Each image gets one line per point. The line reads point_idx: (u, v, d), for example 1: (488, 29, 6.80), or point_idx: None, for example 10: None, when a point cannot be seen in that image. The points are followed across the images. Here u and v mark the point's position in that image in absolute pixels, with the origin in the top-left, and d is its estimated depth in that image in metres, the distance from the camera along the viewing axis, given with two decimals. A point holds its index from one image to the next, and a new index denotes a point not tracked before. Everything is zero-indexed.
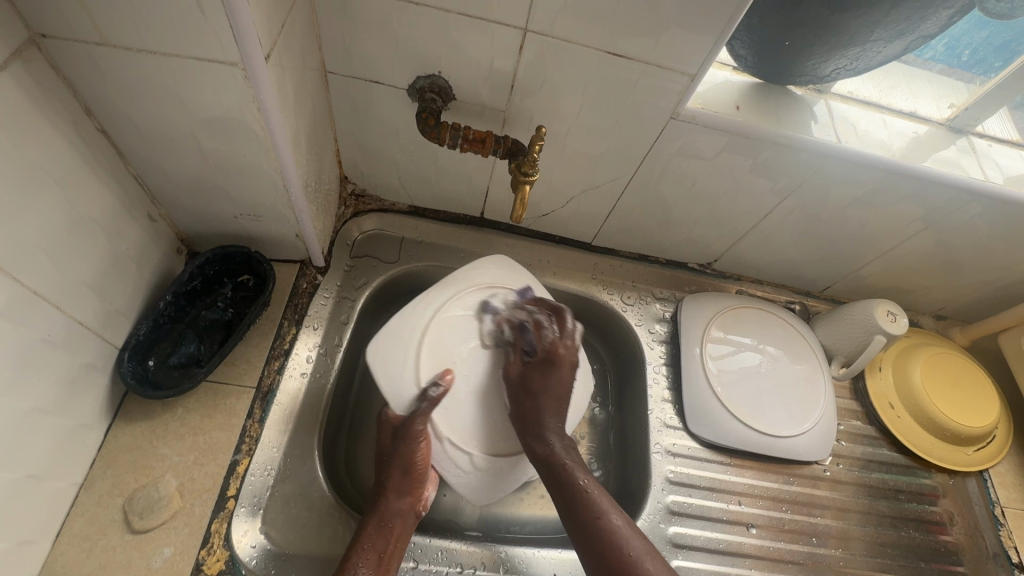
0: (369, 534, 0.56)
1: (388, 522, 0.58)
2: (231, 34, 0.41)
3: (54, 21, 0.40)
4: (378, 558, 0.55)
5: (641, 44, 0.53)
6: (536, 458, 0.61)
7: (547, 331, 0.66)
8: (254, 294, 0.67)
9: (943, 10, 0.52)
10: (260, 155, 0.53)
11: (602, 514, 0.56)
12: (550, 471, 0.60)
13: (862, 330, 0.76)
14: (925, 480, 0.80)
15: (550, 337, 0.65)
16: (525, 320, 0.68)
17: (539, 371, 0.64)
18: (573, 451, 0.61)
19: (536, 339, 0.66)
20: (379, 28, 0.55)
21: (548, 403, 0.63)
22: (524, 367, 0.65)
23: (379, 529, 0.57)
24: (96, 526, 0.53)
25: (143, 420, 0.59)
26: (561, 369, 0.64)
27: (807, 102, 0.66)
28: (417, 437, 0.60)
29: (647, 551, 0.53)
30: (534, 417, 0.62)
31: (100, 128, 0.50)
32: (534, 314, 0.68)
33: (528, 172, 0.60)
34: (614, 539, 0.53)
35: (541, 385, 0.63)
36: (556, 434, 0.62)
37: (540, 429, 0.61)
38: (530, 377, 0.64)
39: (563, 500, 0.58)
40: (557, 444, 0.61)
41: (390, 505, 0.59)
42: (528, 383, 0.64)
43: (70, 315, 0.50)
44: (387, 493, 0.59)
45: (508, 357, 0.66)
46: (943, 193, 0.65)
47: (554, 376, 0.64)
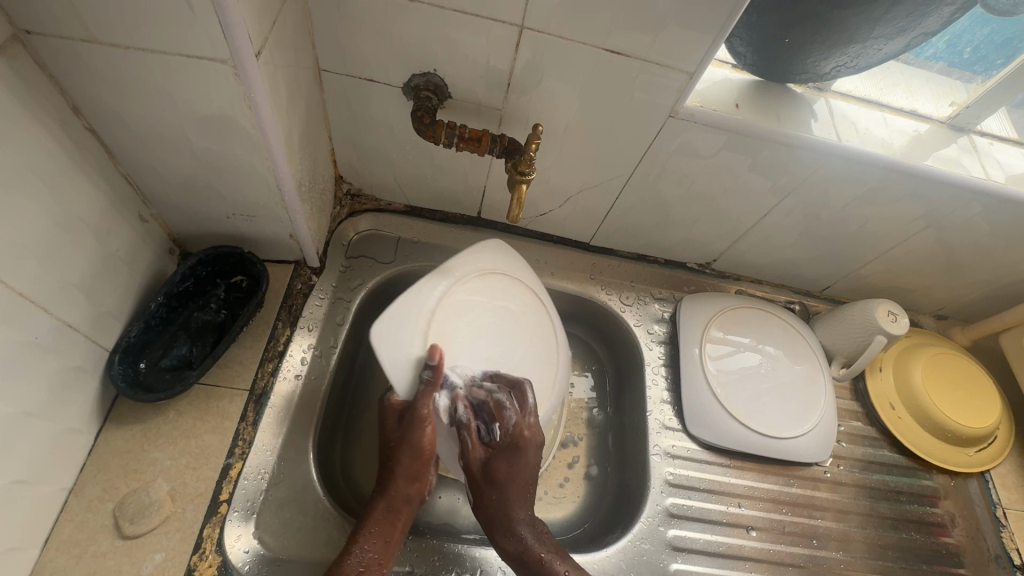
0: (377, 519, 0.57)
1: (396, 508, 0.58)
2: (220, 31, 0.40)
3: (38, 17, 0.39)
4: (386, 544, 0.56)
5: (639, 41, 0.52)
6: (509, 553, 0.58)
7: (510, 412, 0.59)
8: (248, 295, 0.66)
9: (946, 6, 0.51)
10: (251, 155, 0.52)
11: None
12: (526, 565, 0.57)
13: (862, 330, 0.75)
14: (925, 481, 0.79)
15: (513, 420, 0.59)
16: (482, 401, 0.59)
17: (504, 458, 0.60)
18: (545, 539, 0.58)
19: (498, 422, 0.59)
20: (373, 25, 0.54)
21: (515, 495, 0.59)
22: (488, 452, 0.60)
23: (388, 514, 0.57)
24: (86, 531, 0.52)
25: (134, 423, 0.58)
26: (527, 455, 0.60)
27: (807, 100, 0.65)
28: (423, 422, 0.58)
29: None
30: (505, 514, 0.59)
31: (89, 127, 0.49)
32: (493, 394, 0.60)
33: (525, 171, 0.59)
34: None
35: (507, 474, 0.59)
36: (526, 525, 0.59)
37: (508, 524, 0.58)
38: (494, 469, 0.59)
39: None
40: (531, 540, 0.58)
41: (399, 489, 0.58)
42: (495, 476, 0.59)
43: (58, 317, 0.49)
44: (396, 479, 0.59)
45: (465, 443, 0.59)
46: (944, 192, 0.64)
47: (525, 460, 0.60)
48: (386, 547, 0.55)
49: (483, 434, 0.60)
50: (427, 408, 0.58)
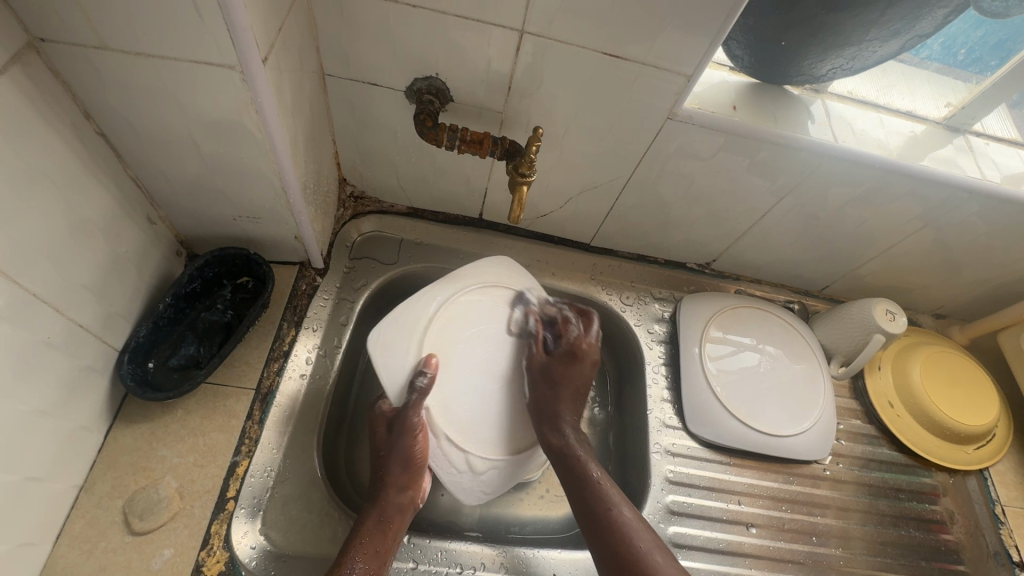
0: (368, 529, 0.56)
1: (388, 518, 0.58)
2: (229, 37, 0.41)
3: (53, 26, 0.41)
4: (377, 554, 0.55)
5: (637, 44, 0.53)
6: (549, 446, 0.63)
7: (574, 329, 0.69)
8: (253, 296, 0.67)
9: (939, 9, 0.52)
10: (258, 158, 0.53)
11: (612, 505, 0.57)
12: (565, 461, 0.62)
13: (861, 329, 0.76)
14: (925, 479, 0.80)
15: (576, 334, 0.68)
16: (551, 316, 0.70)
17: (565, 358, 0.67)
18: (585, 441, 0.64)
19: (563, 334, 0.68)
20: (376, 30, 0.55)
21: (569, 394, 0.66)
22: (546, 355, 0.67)
23: (379, 524, 0.57)
24: (97, 527, 0.53)
25: (142, 422, 0.59)
26: (583, 364, 0.68)
27: (803, 102, 0.66)
28: (413, 430, 0.60)
29: (654, 545, 0.54)
30: (553, 409, 0.65)
31: (100, 132, 0.50)
32: (564, 312, 0.70)
33: (526, 173, 0.60)
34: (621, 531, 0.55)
35: (574, 385, 0.67)
36: (571, 428, 0.64)
37: (555, 421, 0.64)
38: (555, 369, 0.66)
39: (576, 489, 0.60)
40: (572, 435, 0.63)
41: (390, 498, 0.59)
42: (552, 373, 0.66)
43: (69, 317, 0.50)
44: (388, 488, 0.60)
45: (531, 348, 0.68)
46: (940, 192, 0.65)
47: (585, 370, 0.68)
48: (377, 556, 0.55)
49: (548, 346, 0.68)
50: (417, 417, 0.60)
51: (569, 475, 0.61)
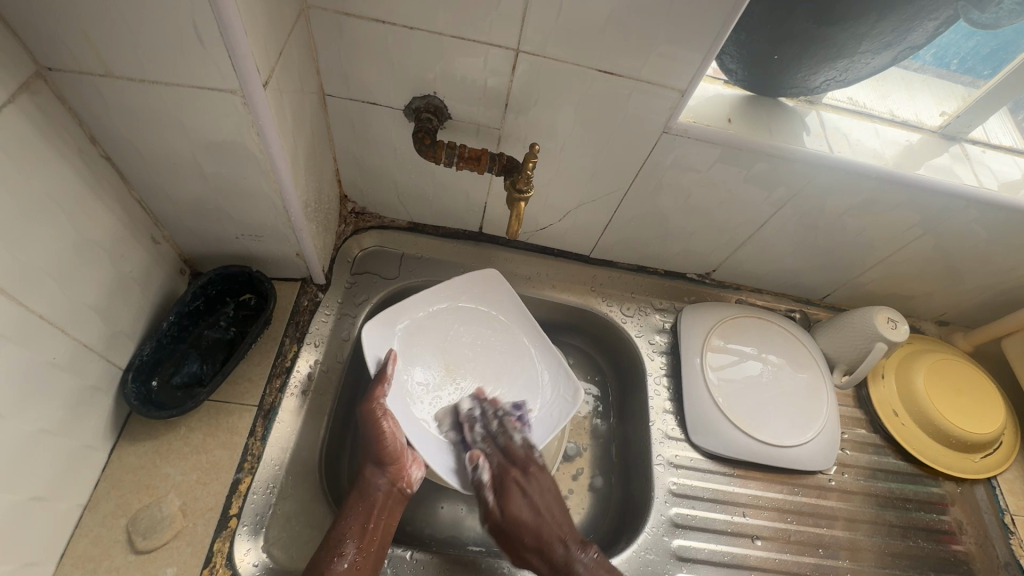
0: (353, 509, 0.58)
1: (370, 496, 0.60)
2: (231, 63, 0.42)
3: (61, 55, 0.42)
4: (361, 531, 0.57)
5: (631, 61, 0.54)
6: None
7: (512, 442, 0.67)
8: (256, 313, 0.68)
9: (929, 21, 0.53)
10: (259, 178, 0.54)
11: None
12: None
13: (863, 337, 0.76)
14: (933, 488, 0.79)
15: (513, 449, 0.66)
16: (494, 458, 0.66)
17: (527, 547, 0.60)
18: (601, 567, 0.59)
19: (499, 457, 0.66)
20: (375, 52, 0.57)
21: (555, 528, 0.61)
22: (497, 498, 0.62)
23: (361, 502, 0.59)
24: (100, 546, 0.54)
25: (146, 440, 0.59)
26: (537, 477, 0.64)
27: (799, 114, 0.66)
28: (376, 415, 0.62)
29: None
30: (535, 528, 0.60)
31: (106, 155, 0.51)
32: (504, 430, 0.68)
33: (523, 189, 0.61)
34: None
35: (541, 510, 0.62)
36: (580, 551, 0.60)
37: (550, 543, 0.60)
38: (507, 490, 0.63)
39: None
40: (588, 571, 0.58)
41: (371, 479, 0.60)
42: (515, 523, 0.61)
43: (74, 337, 0.50)
44: (367, 470, 0.61)
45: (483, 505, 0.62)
46: (939, 200, 0.65)
47: (545, 529, 0.60)
48: (363, 536, 0.57)
49: (495, 427, 0.68)
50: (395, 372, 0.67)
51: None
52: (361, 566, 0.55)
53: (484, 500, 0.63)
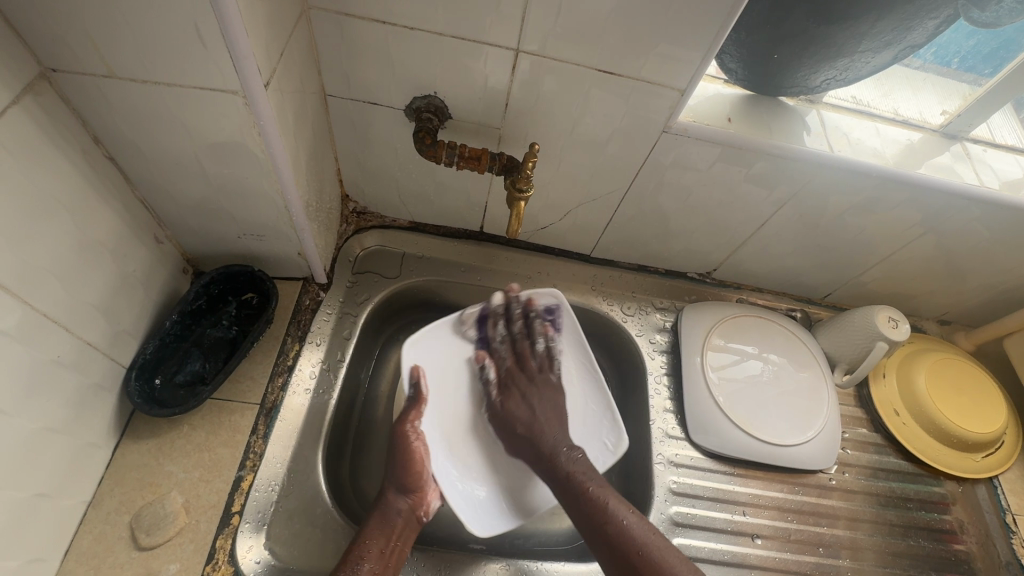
0: (372, 530, 0.58)
1: (390, 521, 0.59)
2: (232, 64, 0.43)
3: (65, 57, 0.42)
4: (381, 554, 0.56)
5: (631, 61, 0.54)
6: (545, 478, 0.65)
7: (532, 346, 0.72)
8: (258, 311, 0.68)
9: (929, 20, 0.53)
10: (261, 178, 0.55)
11: (609, 515, 0.60)
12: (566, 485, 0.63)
13: (864, 336, 0.76)
14: (934, 488, 0.79)
15: (526, 348, 0.72)
16: (517, 347, 0.72)
17: (517, 434, 0.68)
18: (580, 464, 0.65)
19: (517, 352, 0.72)
20: (376, 52, 0.57)
21: (547, 426, 0.67)
22: (502, 394, 0.70)
23: (381, 524, 0.59)
24: (104, 543, 0.54)
25: (149, 437, 0.60)
26: (545, 381, 0.71)
27: (799, 113, 0.66)
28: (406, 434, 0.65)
29: (640, 522, 0.60)
30: (533, 422, 0.67)
31: (109, 155, 0.52)
32: (517, 316, 0.73)
33: (523, 188, 0.61)
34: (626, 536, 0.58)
35: (543, 411, 0.68)
36: (569, 452, 0.66)
37: (543, 435, 0.67)
38: (512, 394, 0.70)
39: (574, 504, 0.62)
40: (566, 462, 0.64)
41: (393, 503, 0.60)
42: (509, 414, 0.69)
43: (78, 336, 0.51)
44: (390, 493, 0.61)
45: (489, 394, 0.71)
46: (939, 199, 0.65)
47: (536, 425, 0.67)
48: (379, 556, 0.56)
49: (518, 329, 0.72)
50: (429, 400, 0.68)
51: (570, 498, 0.62)
52: None
53: (495, 373, 0.71)
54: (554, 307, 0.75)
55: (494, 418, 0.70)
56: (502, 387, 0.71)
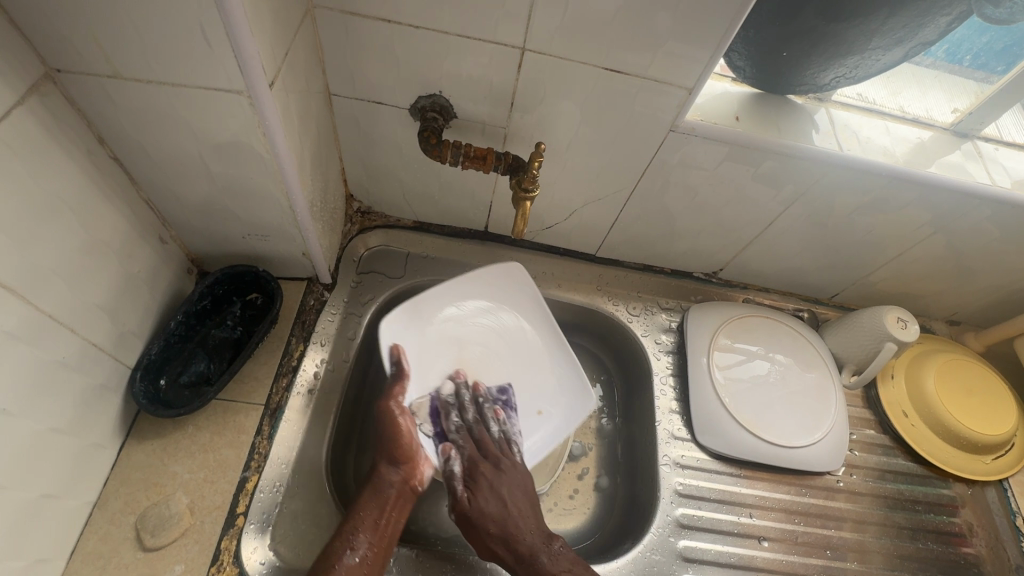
0: (366, 502, 0.58)
1: (383, 492, 0.59)
2: (237, 63, 0.42)
3: (69, 57, 0.42)
4: (373, 527, 0.56)
5: (637, 59, 0.54)
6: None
7: (493, 430, 0.67)
8: (262, 312, 0.68)
9: (942, 16, 0.52)
10: (266, 178, 0.54)
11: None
12: None
13: (872, 337, 0.75)
14: (943, 490, 0.78)
15: (488, 433, 0.66)
16: (473, 425, 0.67)
17: (495, 539, 0.59)
18: (565, 556, 0.58)
19: (483, 439, 0.65)
20: (380, 51, 0.57)
21: (523, 518, 0.60)
22: (467, 489, 0.61)
23: (374, 497, 0.58)
24: (109, 544, 0.54)
25: (154, 438, 0.60)
26: (511, 471, 0.63)
27: (807, 111, 0.66)
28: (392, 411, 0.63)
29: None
30: (507, 523, 0.59)
31: (114, 156, 0.52)
32: (473, 399, 0.69)
33: (529, 188, 0.61)
34: None
35: (513, 503, 0.60)
36: (546, 542, 0.59)
37: (515, 536, 0.58)
38: (479, 476, 0.62)
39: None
40: (551, 562, 0.57)
41: (385, 475, 0.60)
42: (485, 515, 0.59)
43: (83, 337, 0.51)
44: (382, 466, 0.61)
45: (454, 491, 0.61)
46: (950, 198, 0.65)
47: (512, 522, 0.59)
48: (372, 528, 0.56)
49: (471, 416, 0.67)
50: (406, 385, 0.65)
51: None
52: (371, 559, 0.55)
53: (462, 463, 0.63)
54: (505, 388, 0.72)
55: (463, 527, 0.60)
56: (467, 476, 0.62)
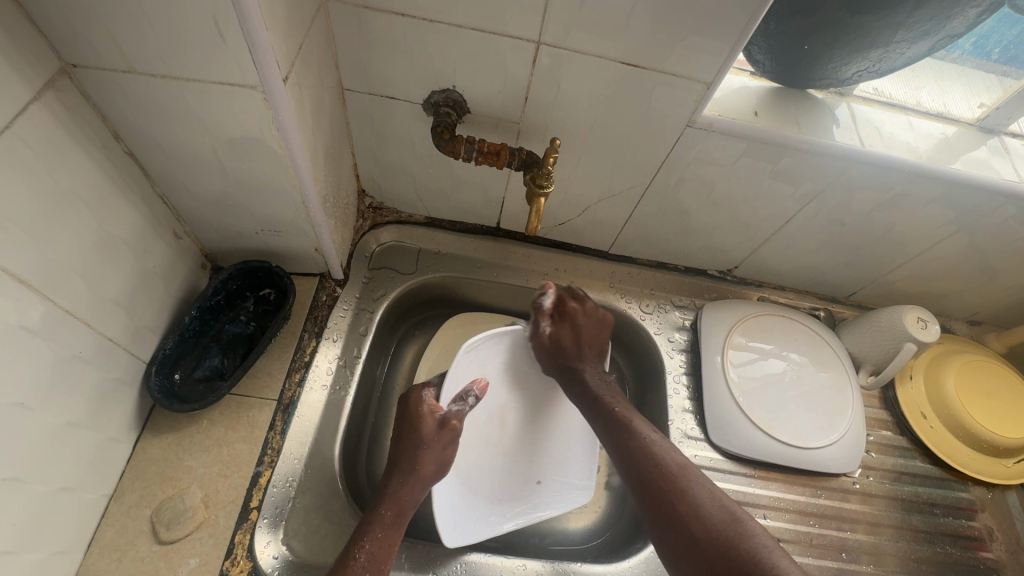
0: (383, 521, 0.57)
1: (403, 514, 0.58)
2: (252, 59, 0.42)
3: (85, 51, 0.42)
4: (384, 548, 0.55)
5: (655, 52, 0.53)
6: (574, 399, 0.67)
7: (582, 312, 0.72)
8: (275, 307, 0.68)
9: (970, 8, 0.51)
10: (279, 174, 0.54)
11: (633, 432, 0.59)
12: (590, 402, 0.65)
13: (891, 336, 0.74)
14: (962, 493, 0.77)
15: (579, 313, 0.71)
16: (561, 324, 0.71)
17: (561, 366, 0.69)
18: (610, 389, 0.66)
19: (575, 318, 0.71)
20: (394, 45, 0.56)
21: (587, 356, 0.69)
22: (553, 330, 0.70)
23: (395, 519, 0.57)
24: (125, 537, 0.55)
25: (169, 432, 0.60)
26: (587, 329, 0.71)
27: (828, 106, 0.64)
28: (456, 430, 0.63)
29: (680, 462, 0.56)
30: (571, 358, 0.69)
31: (129, 151, 0.52)
32: (569, 303, 0.72)
33: (543, 185, 0.61)
34: (644, 449, 0.57)
35: (576, 347, 0.70)
36: (595, 377, 0.67)
37: (575, 368, 0.68)
38: (561, 339, 0.70)
39: (601, 421, 0.62)
40: (596, 384, 0.66)
41: (409, 496, 0.59)
42: (559, 343, 0.70)
43: (100, 331, 0.51)
44: (410, 483, 0.60)
45: (534, 325, 0.71)
46: (975, 196, 0.63)
47: (578, 354, 0.69)
48: (383, 549, 0.55)
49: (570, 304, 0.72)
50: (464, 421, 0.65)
51: (595, 413, 0.63)
52: None
53: (546, 326, 0.71)
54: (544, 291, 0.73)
55: (539, 352, 0.71)
56: (553, 327, 0.71)
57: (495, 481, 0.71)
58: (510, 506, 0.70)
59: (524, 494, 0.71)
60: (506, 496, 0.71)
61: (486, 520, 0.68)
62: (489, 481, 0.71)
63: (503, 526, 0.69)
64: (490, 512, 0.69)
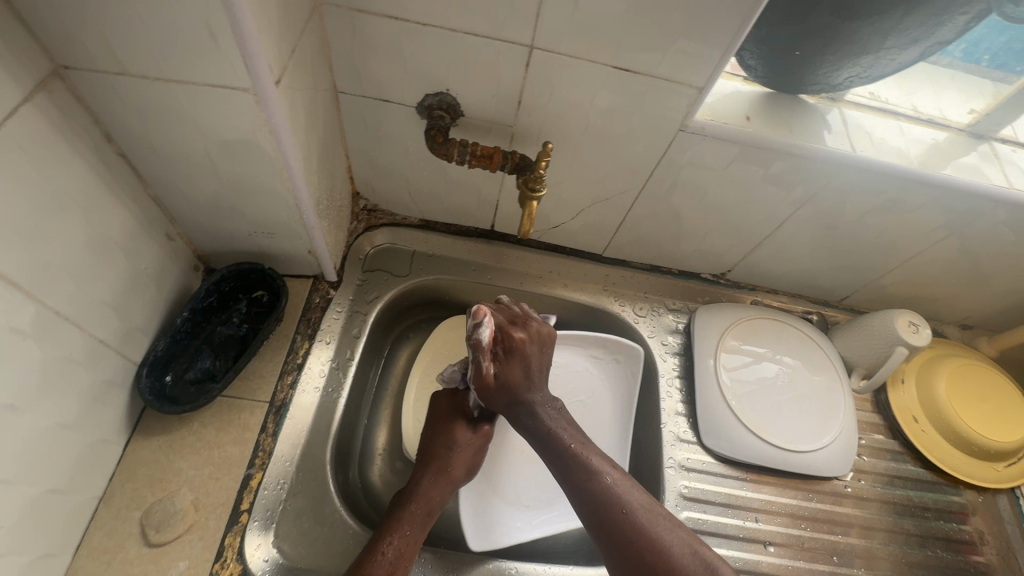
0: (411, 517, 0.58)
1: (433, 514, 0.60)
2: (243, 61, 0.42)
3: (78, 53, 0.42)
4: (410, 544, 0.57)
5: (647, 57, 0.53)
6: (526, 434, 0.60)
7: (530, 340, 0.63)
8: (268, 309, 0.68)
9: (959, 15, 0.51)
10: (272, 176, 0.54)
11: (594, 473, 0.55)
12: (547, 443, 0.58)
13: (882, 340, 0.74)
14: (953, 497, 0.77)
15: (522, 339, 0.62)
16: (506, 359, 0.61)
17: (512, 404, 0.60)
18: (563, 419, 0.60)
19: (517, 348, 0.62)
20: (387, 48, 0.56)
21: (533, 384, 0.61)
22: (499, 369, 0.61)
23: (424, 517, 0.59)
24: (115, 539, 0.55)
25: (160, 433, 0.60)
26: (534, 358, 0.62)
27: (820, 111, 0.65)
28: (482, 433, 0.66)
29: (645, 504, 0.53)
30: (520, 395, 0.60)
31: (121, 152, 0.52)
32: (517, 330, 0.63)
33: (536, 188, 0.61)
34: (603, 493, 0.54)
35: (525, 379, 0.61)
36: (545, 409, 0.60)
37: (524, 405, 0.60)
38: (511, 379, 0.60)
39: (558, 461, 0.57)
40: (549, 418, 0.60)
41: (438, 494, 0.61)
42: (509, 384, 0.61)
43: (90, 333, 0.51)
44: (443, 481, 0.62)
45: (476, 367, 0.60)
46: (964, 201, 0.63)
47: (530, 390, 0.61)
48: (409, 546, 0.56)
49: (516, 330, 0.63)
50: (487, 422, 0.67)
51: (556, 458, 0.57)
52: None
53: (489, 369, 0.60)
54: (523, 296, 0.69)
55: (483, 396, 0.61)
56: (499, 368, 0.60)
57: (524, 489, 0.72)
58: (537, 513, 0.71)
59: (552, 503, 0.72)
60: (535, 505, 0.71)
61: (512, 525, 0.69)
62: (520, 488, 0.72)
63: (528, 534, 0.68)
64: (516, 517, 0.69)
